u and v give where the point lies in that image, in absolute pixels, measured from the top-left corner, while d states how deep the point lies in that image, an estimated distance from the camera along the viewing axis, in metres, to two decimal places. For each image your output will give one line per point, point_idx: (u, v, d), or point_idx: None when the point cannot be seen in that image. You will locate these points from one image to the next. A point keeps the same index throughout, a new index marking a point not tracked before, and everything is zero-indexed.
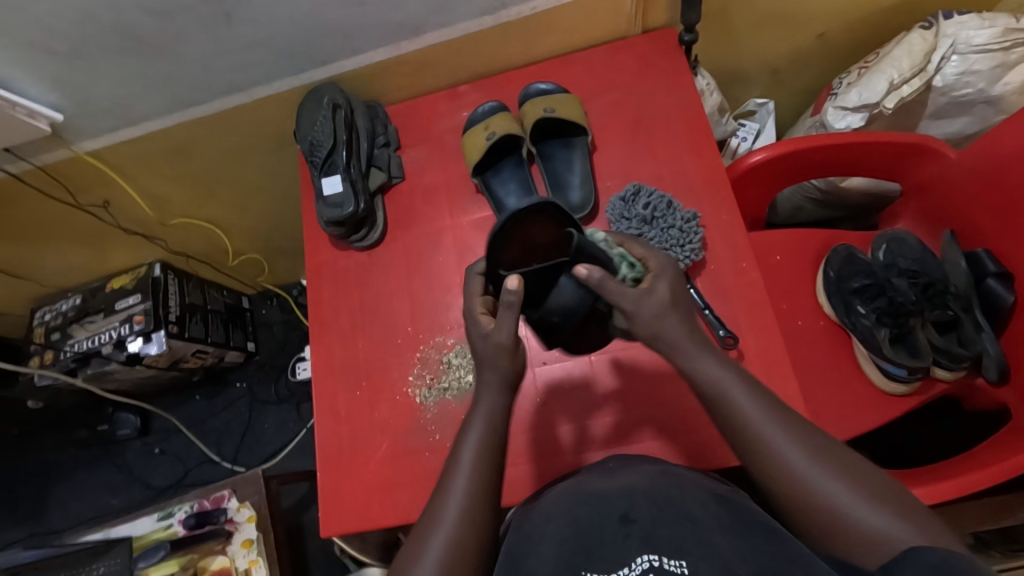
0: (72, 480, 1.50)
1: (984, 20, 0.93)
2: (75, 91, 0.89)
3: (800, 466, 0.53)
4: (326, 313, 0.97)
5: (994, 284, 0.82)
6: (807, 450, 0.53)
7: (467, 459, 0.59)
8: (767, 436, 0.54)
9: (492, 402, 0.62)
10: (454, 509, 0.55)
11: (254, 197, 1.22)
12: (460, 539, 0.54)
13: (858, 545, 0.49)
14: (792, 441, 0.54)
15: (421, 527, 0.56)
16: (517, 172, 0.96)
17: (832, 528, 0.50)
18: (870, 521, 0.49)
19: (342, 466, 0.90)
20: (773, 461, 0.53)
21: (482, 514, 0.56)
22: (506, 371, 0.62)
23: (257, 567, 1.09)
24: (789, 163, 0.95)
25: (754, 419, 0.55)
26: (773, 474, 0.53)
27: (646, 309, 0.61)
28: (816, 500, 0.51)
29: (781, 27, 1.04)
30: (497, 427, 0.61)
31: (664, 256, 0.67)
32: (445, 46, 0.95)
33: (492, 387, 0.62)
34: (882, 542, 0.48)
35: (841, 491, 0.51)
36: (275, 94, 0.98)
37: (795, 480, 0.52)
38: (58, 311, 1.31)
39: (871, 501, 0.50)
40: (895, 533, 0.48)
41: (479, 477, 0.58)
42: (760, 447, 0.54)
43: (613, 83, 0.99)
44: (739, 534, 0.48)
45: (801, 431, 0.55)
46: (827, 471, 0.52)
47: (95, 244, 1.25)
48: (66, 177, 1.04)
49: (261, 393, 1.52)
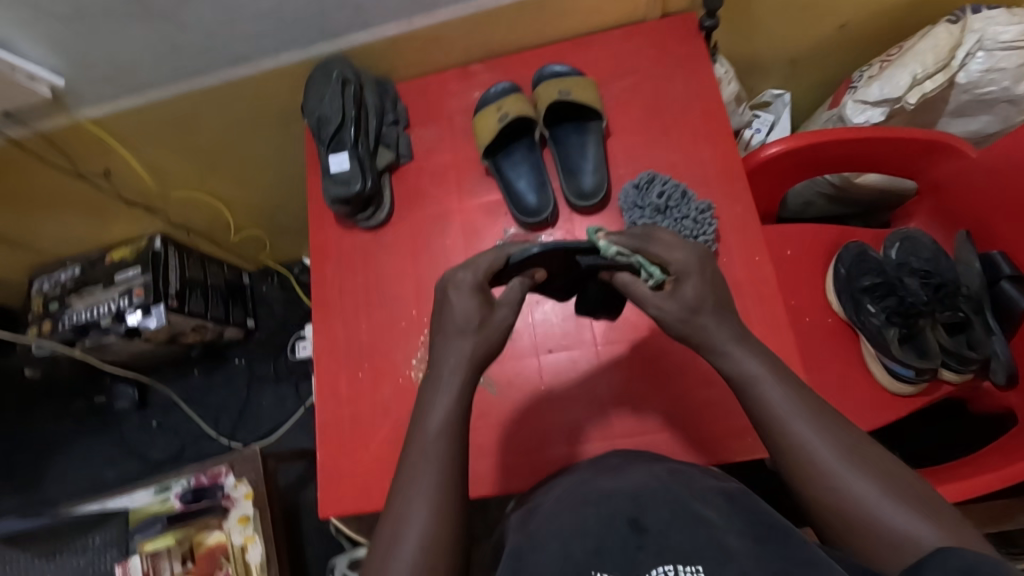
0: (68, 451, 1.50)
1: (1013, 16, 0.91)
2: (77, 56, 0.87)
3: (828, 461, 0.53)
4: (329, 293, 0.96)
5: (1008, 287, 0.81)
6: (834, 445, 0.54)
7: (431, 453, 0.59)
8: (795, 428, 0.55)
9: (451, 393, 0.62)
10: (423, 506, 0.56)
11: (258, 172, 1.20)
12: (431, 537, 0.54)
13: (880, 544, 0.49)
14: (821, 437, 0.54)
15: (390, 522, 0.56)
16: (528, 155, 0.93)
17: (854, 525, 0.51)
18: (893, 520, 0.49)
19: (342, 448, 0.89)
20: (800, 455, 0.54)
21: (448, 509, 0.56)
22: (481, 354, 0.64)
23: (253, 543, 1.09)
24: (806, 156, 0.93)
25: (785, 412, 0.56)
26: (800, 468, 0.54)
27: (671, 316, 0.63)
28: (842, 497, 0.52)
29: (803, 17, 1.01)
30: (454, 417, 0.61)
31: (686, 255, 0.65)
32: (459, 23, 0.93)
33: (454, 378, 0.62)
34: (904, 542, 0.48)
35: (868, 488, 0.51)
36: (282, 67, 0.96)
37: (820, 476, 0.53)
38: (57, 281, 1.29)
39: (896, 500, 0.50)
40: (919, 534, 0.48)
41: (445, 471, 0.58)
42: (789, 442, 0.55)
43: (630, 68, 0.96)
44: (754, 539, 0.48)
45: (831, 428, 0.55)
46: (855, 468, 0.52)
47: (95, 214, 1.23)
48: (66, 145, 1.02)
49: (260, 370, 1.51)
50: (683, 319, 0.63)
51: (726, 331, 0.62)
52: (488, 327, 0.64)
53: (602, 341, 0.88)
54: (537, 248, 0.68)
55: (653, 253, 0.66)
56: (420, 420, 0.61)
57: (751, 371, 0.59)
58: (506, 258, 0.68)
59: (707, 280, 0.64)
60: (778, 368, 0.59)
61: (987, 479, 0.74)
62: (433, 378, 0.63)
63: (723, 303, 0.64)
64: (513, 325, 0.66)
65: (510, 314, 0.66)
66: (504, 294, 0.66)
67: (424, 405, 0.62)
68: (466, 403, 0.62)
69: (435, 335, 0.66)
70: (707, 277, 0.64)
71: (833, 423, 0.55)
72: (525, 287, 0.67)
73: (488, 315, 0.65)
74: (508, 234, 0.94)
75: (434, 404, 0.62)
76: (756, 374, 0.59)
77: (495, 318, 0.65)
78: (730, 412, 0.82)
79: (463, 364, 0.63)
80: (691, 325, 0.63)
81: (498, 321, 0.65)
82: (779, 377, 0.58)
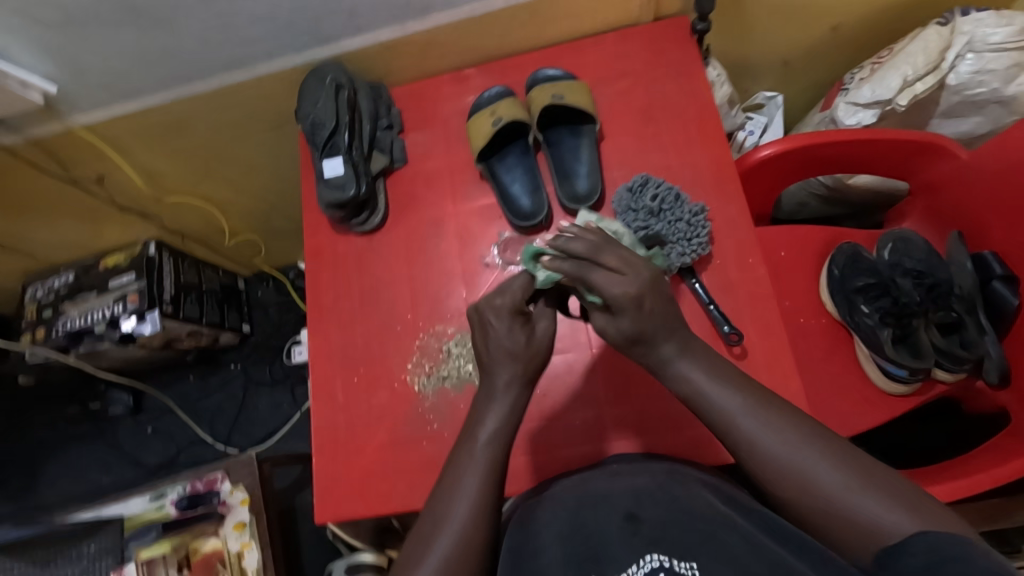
0: (62, 457, 1.49)
1: (1002, 18, 0.91)
2: (69, 62, 0.87)
3: (788, 454, 0.52)
4: (325, 297, 0.96)
5: (999, 287, 0.82)
6: (794, 437, 0.52)
7: (480, 460, 0.58)
8: (746, 425, 0.54)
9: (505, 405, 0.61)
10: (463, 510, 0.56)
11: (251, 176, 1.20)
12: (466, 539, 0.54)
13: (850, 531, 0.48)
14: (777, 431, 0.53)
15: (426, 523, 0.56)
16: (523, 160, 0.93)
17: (825, 517, 0.49)
18: (862, 508, 0.48)
19: (338, 452, 0.89)
20: (758, 454, 0.53)
21: (483, 514, 0.56)
22: (528, 370, 0.62)
23: (250, 549, 1.08)
24: (798, 158, 0.93)
25: (735, 410, 0.55)
26: (759, 462, 0.53)
27: (615, 331, 0.60)
28: (808, 488, 0.50)
29: (795, 19, 1.02)
30: (506, 432, 0.60)
31: (629, 281, 0.58)
32: (451, 28, 0.93)
33: (509, 392, 0.62)
34: (875, 529, 0.47)
35: (834, 478, 0.50)
36: (276, 73, 0.96)
37: (782, 469, 0.51)
38: (50, 287, 1.29)
39: (863, 489, 0.49)
40: (890, 519, 0.47)
41: (489, 479, 0.57)
42: (749, 438, 0.53)
43: (623, 71, 0.97)
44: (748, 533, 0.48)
45: (790, 420, 0.53)
46: (816, 457, 0.51)
47: (88, 220, 1.22)
48: (59, 150, 1.02)
49: (256, 375, 1.50)
50: (629, 344, 0.60)
51: (673, 344, 0.59)
52: (534, 345, 0.63)
53: (597, 343, 0.88)
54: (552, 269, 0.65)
55: (591, 282, 0.59)
56: (472, 426, 0.61)
57: (696, 379, 0.57)
58: (538, 278, 0.65)
59: (646, 311, 0.58)
60: (720, 371, 0.58)
61: (977, 478, 0.74)
62: (485, 388, 0.63)
63: (667, 326, 0.58)
64: (555, 334, 0.65)
65: (551, 326, 0.65)
66: (538, 306, 0.65)
67: (476, 413, 0.62)
68: (518, 416, 0.62)
69: (481, 357, 0.64)
70: (648, 309, 0.57)
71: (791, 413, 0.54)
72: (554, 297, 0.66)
73: (529, 334, 0.63)
74: (503, 237, 0.94)
75: (487, 414, 0.61)
76: (696, 385, 0.57)
77: (538, 331, 0.64)
78: None
79: (516, 380, 0.62)
80: (637, 349, 0.60)
81: (542, 335, 0.64)
82: (726, 379, 0.57)
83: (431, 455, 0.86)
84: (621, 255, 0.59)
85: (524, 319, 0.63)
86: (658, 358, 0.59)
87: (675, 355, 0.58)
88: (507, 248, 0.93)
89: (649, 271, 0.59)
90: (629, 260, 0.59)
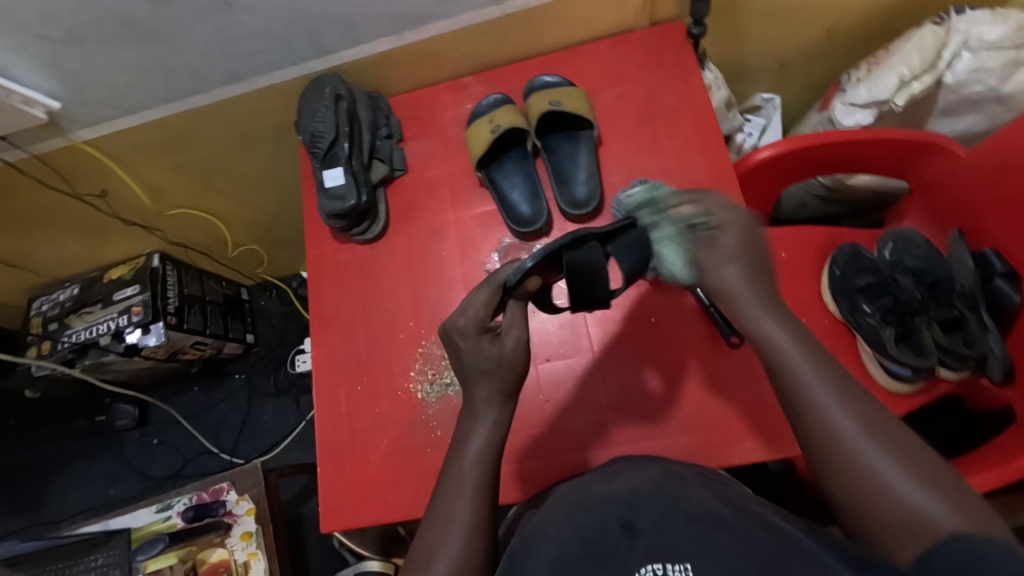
0: (69, 471, 1.50)
1: (997, 16, 0.92)
2: (72, 79, 0.88)
3: (851, 429, 0.52)
4: (327, 306, 0.97)
5: (1001, 284, 0.82)
6: (860, 417, 0.53)
7: (469, 478, 0.58)
8: (818, 392, 0.54)
9: (490, 418, 0.62)
10: (458, 528, 0.55)
11: (253, 187, 1.21)
12: (461, 561, 0.53)
13: (893, 523, 0.49)
14: (845, 412, 0.53)
15: (423, 544, 0.55)
16: (522, 166, 0.94)
17: (865, 503, 0.50)
18: (914, 498, 0.48)
19: (343, 461, 0.89)
20: (822, 427, 0.53)
21: (480, 531, 0.56)
22: (506, 380, 0.62)
23: (257, 559, 1.08)
24: (795, 159, 0.93)
25: (804, 378, 0.55)
26: (822, 437, 0.53)
27: (709, 253, 0.64)
28: (865, 472, 0.51)
29: (791, 21, 1.02)
30: (493, 444, 0.61)
31: (736, 211, 0.66)
32: (448, 37, 0.94)
33: (491, 406, 0.62)
34: (920, 521, 0.47)
35: (891, 467, 0.50)
36: (276, 85, 0.96)
37: (843, 450, 0.52)
38: (55, 301, 1.30)
39: (914, 481, 0.49)
40: (939, 515, 0.47)
41: (479, 496, 0.57)
42: (806, 411, 0.55)
43: (620, 76, 0.97)
44: (733, 530, 0.49)
45: (861, 403, 0.54)
46: (876, 442, 0.51)
47: (92, 234, 1.23)
48: (62, 166, 1.03)
49: (260, 385, 1.51)
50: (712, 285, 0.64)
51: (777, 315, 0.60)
52: (507, 359, 0.62)
53: (598, 348, 0.88)
54: (532, 262, 0.65)
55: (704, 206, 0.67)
56: (459, 445, 0.61)
57: (790, 348, 0.58)
58: (501, 288, 0.65)
59: (744, 236, 0.64)
60: (808, 340, 0.58)
61: (987, 478, 0.74)
62: (470, 401, 0.63)
63: (755, 262, 0.63)
64: (529, 341, 0.64)
65: (522, 334, 0.64)
66: (506, 318, 0.65)
67: (462, 432, 0.62)
68: (503, 432, 0.62)
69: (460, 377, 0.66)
70: (739, 235, 0.64)
71: (866, 402, 0.54)
72: (523, 306, 0.67)
73: (498, 346, 0.63)
74: (503, 243, 0.94)
75: (473, 430, 0.62)
76: (777, 350, 0.58)
77: (507, 343, 0.63)
78: (731, 417, 0.82)
79: (496, 396, 0.62)
80: (718, 269, 0.63)
81: (518, 341, 0.63)
82: (809, 353, 0.57)
83: (435, 463, 0.86)
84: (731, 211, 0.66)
85: (493, 335, 0.64)
86: (728, 278, 0.63)
87: (758, 314, 0.60)
88: (508, 254, 0.94)
89: (742, 232, 0.64)
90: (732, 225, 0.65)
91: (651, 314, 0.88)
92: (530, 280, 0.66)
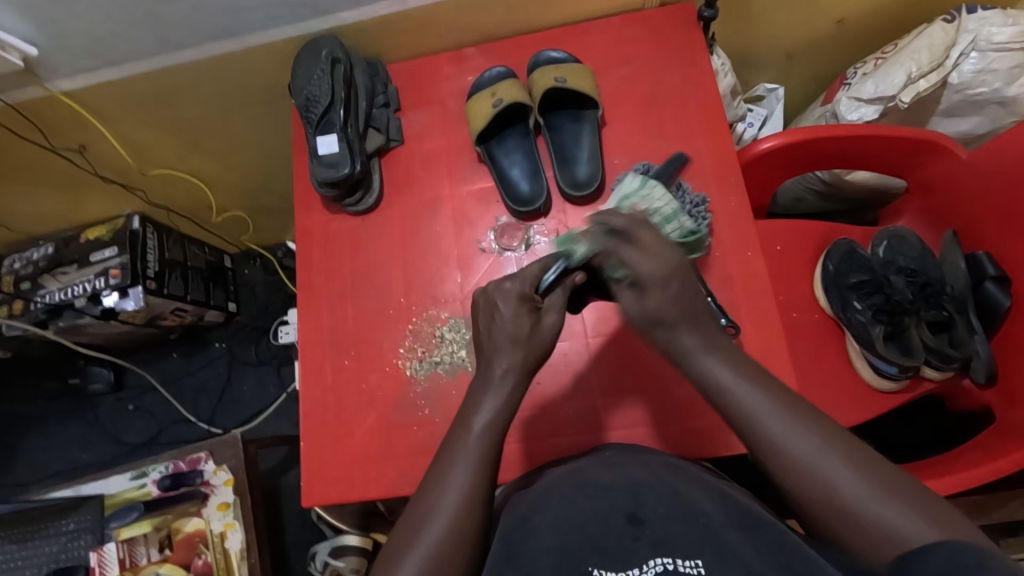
0: (40, 434, 1.46)
1: (1008, 17, 0.91)
2: (51, 25, 0.83)
3: (807, 452, 0.51)
4: (316, 278, 0.94)
5: (991, 287, 0.82)
6: (815, 437, 0.51)
7: (473, 447, 0.57)
8: (767, 427, 0.53)
9: (502, 393, 0.60)
10: (454, 496, 0.54)
11: (241, 151, 1.16)
12: (456, 525, 0.53)
13: (867, 541, 0.46)
14: (798, 432, 0.52)
15: (417, 509, 0.55)
16: (522, 143, 0.91)
17: (836, 522, 0.48)
18: (882, 515, 0.46)
19: (326, 436, 0.87)
20: (776, 455, 0.52)
21: (476, 504, 0.54)
22: (524, 360, 0.62)
23: (233, 530, 1.06)
24: (800, 151, 0.92)
25: (753, 407, 0.54)
26: (779, 475, 0.52)
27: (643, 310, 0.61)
28: (829, 494, 0.49)
29: (803, 10, 1.00)
30: (501, 421, 0.59)
31: (660, 262, 0.60)
32: (452, 5, 0.90)
33: (507, 379, 0.61)
34: (891, 537, 0.45)
35: (851, 480, 0.48)
36: (270, 44, 0.92)
37: (799, 486, 0.50)
38: (28, 259, 1.24)
39: (881, 493, 0.47)
40: (908, 528, 0.45)
41: (479, 470, 0.56)
42: (763, 440, 0.53)
43: (627, 56, 0.95)
44: (751, 533, 0.49)
45: (812, 421, 0.52)
46: (835, 459, 0.50)
47: (69, 190, 1.18)
48: (38, 117, 0.98)
49: (241, 354, 1.48)
50: (648, 326, 0.61)
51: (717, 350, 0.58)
52: (537, 334, 0.63)
53: (592, 332, 0.87)
54: (562, 263, 0.68)
55: (622, 258, 0.61)
56: (466, 416, 0.60)
57: (728, 382, 0.56)
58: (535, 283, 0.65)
59: (670, 294, 0.60)
60: (746, 369, 0.57)
61: (971, 475, 0.75)
62: (483, 372, 0.62)
63: (690, 314, 0.60)
64: (560, 329, 0.65)
65: (557, 320, 0.65)
66: (550, 300, 0.66)
67: (472, 399, 0.61)
68: (514, 407, 0.61)
69: (483, 343, 0.64)
70: (673, 291, 0.59)
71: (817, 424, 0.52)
72: (567, 292, 0.67)
73: (536, 321, 0.63)
74: (500, 222, 0.92)
75: (483, 402, 0.60)
76: (721, 381, 0.57)
77: (545, 322, 0.64)
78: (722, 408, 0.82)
79: (514, 369, 0.61)
80: (657, 333, 0.61)
81: (549, 328, 0.64)
82: (749, 377, 0.56)
83: (422, 441, 0.85)
84: (655, 234, 0.62)
85: (533, 308, 0.64)
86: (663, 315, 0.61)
87: (696, 348, 0.59)
88: (504, 234, 0.92)
89: (679, 254, 0.61)
90: (661, 241, 0.61)
91: None
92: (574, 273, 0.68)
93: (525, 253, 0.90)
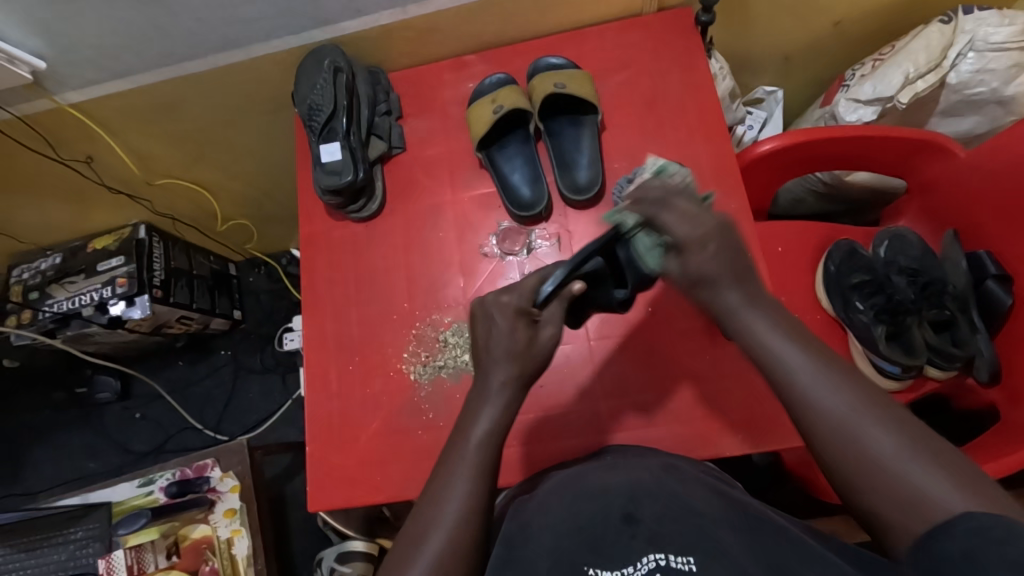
0: (48, 443, 1.47)
1: (1005, 18, 0.92)
2: (59, 38, 0.84)
3: (840, 411, 0.50)
4: (321, 284, 0.95)
5: (993, 286, 0.82)
6: (849, 397, 0.51)
7: (471, 459, 0.58)
8: (801, 378, 0.53)
9: (500, 403, 0.61)
10: (454, 509, 0.55)
11: (245, 159, 1.18)
12: (455, 536, 0.53)
13: (899, 507, 0.46)
14: (833, 387, 0.52)
15: (417, 524, 0.55)
16: (523, 149, 0.92)
17: (867, 482, 0.48)
18: (910, 479, 0.46)
19: (332, 441, 0.88)
20: (808, 410, 0.52)
21: (475, 514, 0.55)
22: (519, 374, 0.62)
23: (240, 536, 1.07)
24: (798, 153, 0.93)
25: (791, 364, 0.54)
26: (813, 426, 0.51)
27: (689, 265, 0.60)
28: (858, 455, 0.48)
29: (800, 14, 1.01)
30: (497, 432, 0.60)
31: (709, 219, 0.60)
32: (452, 13, 0.91)
33: (503, 391, 0.61)
34: (922, 504, 0.45)
35: (886, 440, 0.48)
36: (273, 54, 0.94)
37: (833, 436, 0.50)
38: (36, 269, 1.26)
39: (917, 459, 0.47)
40: (942, 497, 0.44)
41: (478, 480, 0.57)
42: (798, 393, 0.53)
43: (626, 61, 0.96)
44: (749, 534, 0.49)
45: (845, 381, 0.52)
46: (870, 417, 0.49)
47: (76, 201, 1.20)
48: (47, 129, 0.99)
49: (246, 361, 1.49)
50: (693, 286, 0.60)
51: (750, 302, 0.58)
52: (534, 348, 0.63)
53: (595, 336, 0.88)
54: (562, 271, 0.67)
55: (660, 222, 0.61)
56: (465, 426, 0.61)
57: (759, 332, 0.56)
58: (534, 295, 0.65)
59: (715, 250, 0.59)
60: (785, 325, 0.56)
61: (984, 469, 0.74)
62: (479, 386, 0.63)
63: (736, 274, 0.59)
64: (559, 342, 0.65)
65: (554, 332, 0.65)
66: (547, 311, 0.66)
67: (470, 413, 0.61)
68: (511, 416, 0.61)
69: (479, 355, 0.64)
70: (715, 249, 0.59)
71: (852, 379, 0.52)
72: (565, 304, 0.66)
73: (533, 336, 0.63)
74: (502, 227, 0.93)
75: (481, 413, 0.61)
76: (758, 336, 0.56)
77: (541, 335, 0.64)
78: (725, 410, 0.82)
79: (511, 381, 0.62)
80: (700, 292, 0.61)
81: (545, 342, 0.64)
82: (785, 336, 0.56)
83: (427, 446, 0.86)
84: (691, 203, 0.62)
85: (530, 321, 0.64)
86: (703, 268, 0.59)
87: (740, 304, 0.58)
88: (505, 239, 0.93)
89: (719, 214, 0.61)
90: (701, 207, 0.62)
91: (646, 304, 0.88)
92: (573, 283, 0.67)
93: (527, 257, 0.91)
